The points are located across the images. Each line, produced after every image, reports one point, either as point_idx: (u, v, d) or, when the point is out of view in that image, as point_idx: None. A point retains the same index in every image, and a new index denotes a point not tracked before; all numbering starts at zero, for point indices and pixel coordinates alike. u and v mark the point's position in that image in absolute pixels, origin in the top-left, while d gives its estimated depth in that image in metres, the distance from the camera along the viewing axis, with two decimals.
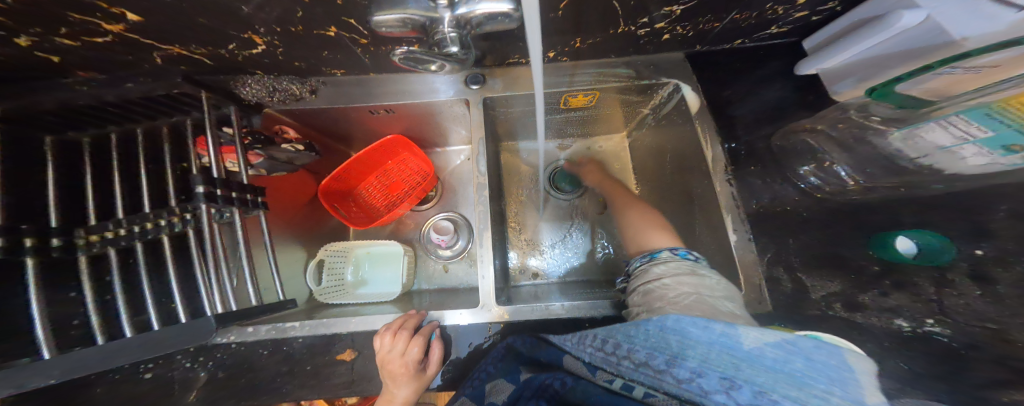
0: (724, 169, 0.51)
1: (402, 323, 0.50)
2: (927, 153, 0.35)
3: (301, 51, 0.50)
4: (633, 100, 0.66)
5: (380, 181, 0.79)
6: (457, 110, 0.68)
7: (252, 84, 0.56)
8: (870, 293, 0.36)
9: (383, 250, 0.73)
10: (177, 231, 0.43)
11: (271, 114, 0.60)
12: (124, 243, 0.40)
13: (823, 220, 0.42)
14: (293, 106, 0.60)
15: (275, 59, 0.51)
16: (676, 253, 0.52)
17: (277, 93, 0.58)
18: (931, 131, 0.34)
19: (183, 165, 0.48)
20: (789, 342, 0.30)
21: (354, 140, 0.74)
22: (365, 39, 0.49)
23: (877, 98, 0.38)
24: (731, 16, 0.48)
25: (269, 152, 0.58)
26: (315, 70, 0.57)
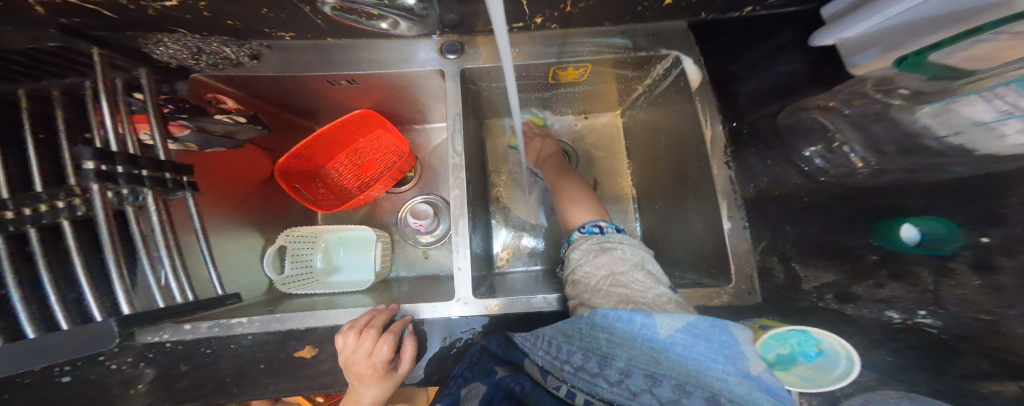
0: (723, 151, 0.50)
1: (370, 319, 0.45)
2: (960, 128, 0.28)
3: (233, 7, 0.42)
4: (629, 76, 0.60)
5: (351, 160, 0.72)
6: (434, 83, 0.60)
7: (169, 44, 0.45)
8: (864, 284, 0.34)
9: (354, 235, 0.67)
10: (83, 214, 0.36)
11: (201, 80, 0.50)
12: (11, 228, 0.32)
13: (824, 207, 0.38)
14: (230, 72, 0.51)
15: (199, 15, 0.42)
16: (585, 232, 0.54)
17: (204, 56, 0.48)
18: (969, 104, 0.27)
19: (86, 135, 0.39)
20: (691, 325, 0.33)
21: (319, 113, 0.66)
22: None
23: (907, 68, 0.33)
24: None
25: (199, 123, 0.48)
26: (256, 31, 0.48)
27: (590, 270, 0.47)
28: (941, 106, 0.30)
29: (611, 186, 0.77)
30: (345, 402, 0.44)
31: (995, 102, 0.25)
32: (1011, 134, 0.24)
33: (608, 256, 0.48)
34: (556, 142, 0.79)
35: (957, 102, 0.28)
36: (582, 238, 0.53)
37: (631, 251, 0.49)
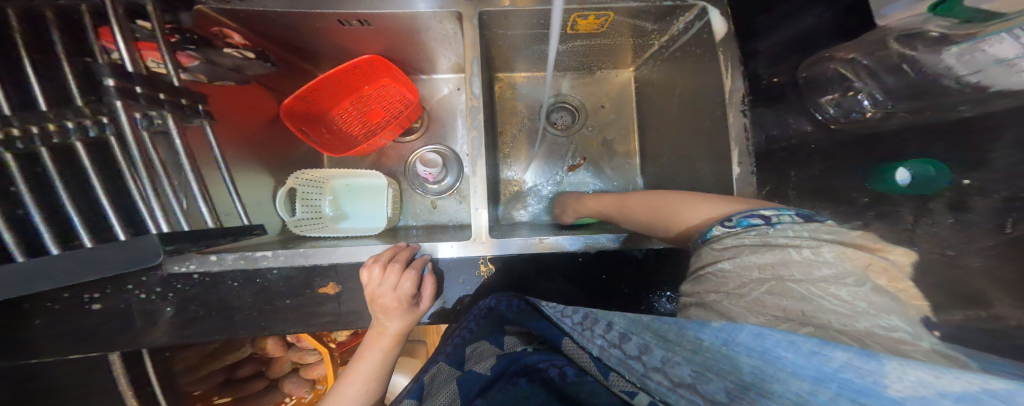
0: (740, 101, 0.48)
1: (393, 255, 0.46)
2: (981, 67, 0.31)
3: None
4: (648, 29, 0.59)
5: (358, 107, 0.69)
6: (446, 27, 0.57)
7: None
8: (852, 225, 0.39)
9: (364, 183, 0.68)
10: (94, 137, 0.34)
11: (204, 13, 0.47)
12: (20, 146, 0.30)
13: (829, 152, 0.43)
14: (237, 7, 0.47)
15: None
16: (733, 224, 0.31)
17: None
18: (995, 43, 0.29)
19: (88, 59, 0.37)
20: (988, 389, 0.13)
21: (323, 57, 0.62)
22: None
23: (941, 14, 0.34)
24: None
25: (207, 55, 0.48)
26: None
27: (732, 269, 0.28)
28: (969, 46, 0.32)
29: (616, 143, 0.78)
30: (367, 336, 0.46)
31: (1019, 39, 0.28)
32: None
33: (780, 254, 0.27)
34: (565, 97, 0.78)
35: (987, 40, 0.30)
36: (731, 233, 0.31)
37: (830, 250, 0.25)
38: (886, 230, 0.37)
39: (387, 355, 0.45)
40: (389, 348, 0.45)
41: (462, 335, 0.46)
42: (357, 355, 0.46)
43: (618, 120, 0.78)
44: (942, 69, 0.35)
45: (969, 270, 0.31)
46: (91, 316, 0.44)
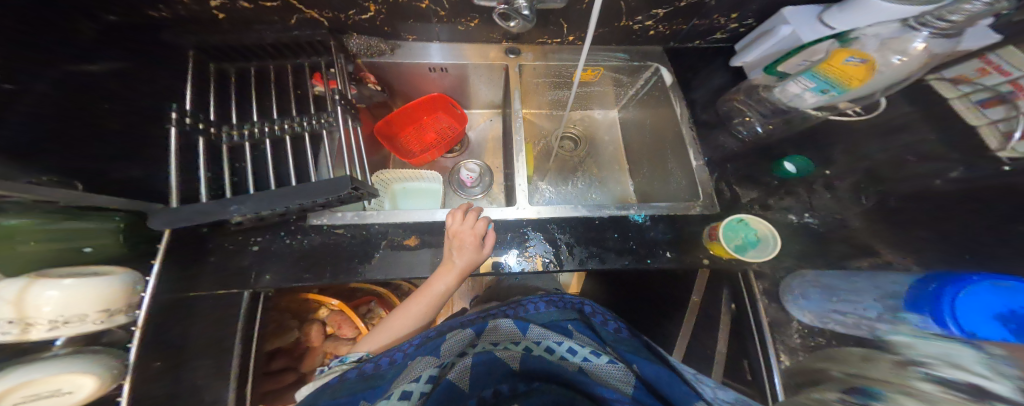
0: (687, 122, 0.72)
1: (467, 210, 0.63)
2: (787, 98, 0.64)
3: (394, 21, 0.70)
4: (625, 81, 0.87)
5: (416, 133, 0.92)
6: (492, 75, 0.85)
7: (357, 40, 0.72)
8: (773, 199, 0.63)
9: (415, 187, 0.87)
10: (296, 131, 0.60)
11: (360, 64, 0.76)
12: (255, 136, 0.58)
13: (747, 156, 0.68)
14: (377, 59, 0.76)
15: (373, 24, 0.70)
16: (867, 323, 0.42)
17: (369, 50, 0.75)
18: (787, 86, 0.63)
19: (297, 91, 0.67)
20: None
21: (399, 95, 0.90)
22: (444, 12, 0.69)
23: (770, 74, 0.68)
24: (693, 21, 0.72)
25: (360, 90, 0.77)
26: (395, 35, 0.75)
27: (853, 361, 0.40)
28: (779, 89, 0.65)
29: (605, 159, 0.98)
30: (440, 272, 0.60)
31: (796, 84, 0.61)
32: (803, 98, 0.62)
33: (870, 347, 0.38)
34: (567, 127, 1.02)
35: (782, 86, 0.64)
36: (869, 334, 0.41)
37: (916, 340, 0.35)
38: (795, 201, 0.62)
39: (451, 285, 0.59)
40: (453, 280, 0.59)
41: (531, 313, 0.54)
42: (427, 285, 0.60)
43: (606, 142, 1.00)
44: (775, 100, 0.67)
45: (859, 230, 0.57)
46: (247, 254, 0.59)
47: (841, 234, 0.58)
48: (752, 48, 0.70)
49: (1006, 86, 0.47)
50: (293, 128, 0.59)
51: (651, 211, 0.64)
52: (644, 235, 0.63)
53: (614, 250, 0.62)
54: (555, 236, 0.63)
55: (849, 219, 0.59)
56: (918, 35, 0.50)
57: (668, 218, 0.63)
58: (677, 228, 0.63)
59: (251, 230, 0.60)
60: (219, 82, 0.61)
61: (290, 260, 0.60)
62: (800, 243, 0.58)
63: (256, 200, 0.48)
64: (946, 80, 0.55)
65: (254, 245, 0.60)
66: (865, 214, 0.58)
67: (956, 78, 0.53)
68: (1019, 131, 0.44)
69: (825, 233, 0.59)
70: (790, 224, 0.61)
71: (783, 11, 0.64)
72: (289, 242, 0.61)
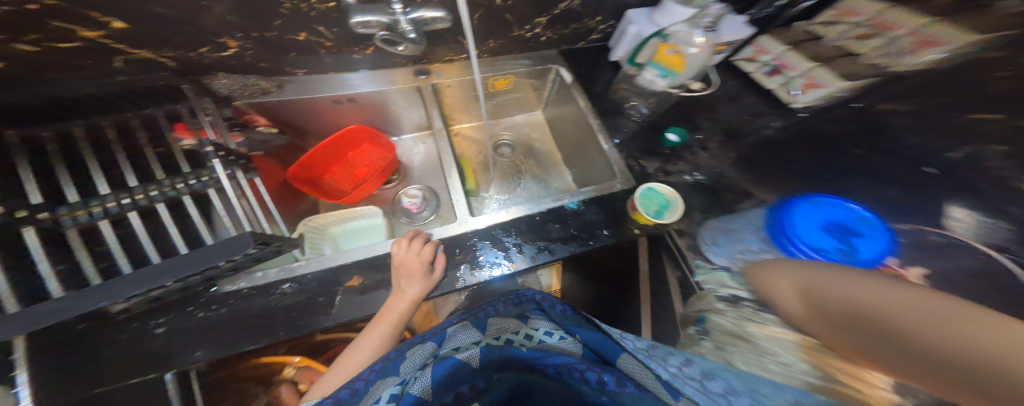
0: (592, 114, 0.81)
1: (413, 236, 0.62)
2: (650, 83, 0.80)
3: (273, 55, 0.66)
4: (537, 85, 0.94)
5: (345, 169, 0.85)
6: (407, 97, 0.83)
7: (225, 79, 0.66)
8: (674, 166, 0.72)
9: (359, 225, 0.75)
10: (170, 197, 0.52)
11: (240, 106, 0.69)
12: (116, 210, 0.48)
13: (646, 133, 0.77)
14: (261, 99, 0.70)
15: (242, 61, 0.64)
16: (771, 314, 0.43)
17: (248, 89, 0.68)
18: (646, 75, 0.79)
19: (156, 149, 0.56)
20: None
21: (309, 133, 0.84)
22: (330, 43, 0.68)
23: (628, 64, 0.83)
24: (573, 25, 0.81)
25: (247, 134, 0.69)
26: (280, 70, 0.70)
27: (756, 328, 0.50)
28: (642, 77, 0.80)
29: (547, 162, 1.01)
30: (390, 303, 0.56)
31: (650, 74, 0.78)
32: (658, 82, 0.78)
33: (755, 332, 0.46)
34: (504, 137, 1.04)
35: (642, 75, 0.80)
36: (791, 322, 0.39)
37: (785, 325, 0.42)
38: (686, 164, 0.72)
39: (403, 314, 0.55)
40: (405, 308, 0.55)
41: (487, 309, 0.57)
42: (377, 318, 0.56)
43: (547, 147, 1.03)
44: (642, 84, 0.82)
45: (735, 178, 0.69)
46: (156, 337, 0.49)
47: (724, 182, 0.70)
48: (616, 47, 0.82)
49: (773, 62, 0.75)
50: (166, 194, 0.52)
51: (582, 196, 0.70)
52: (582, 219, 0.68)
53: (559, 239, 0.66)
54: (504, 241, 0.65)
55: (725, 170, 0.71)
56: (696, 32, 0.70)
57: (597, 200, 0.70)
58: (607, 207, 0.69)
59: (146, 314, 0.50)
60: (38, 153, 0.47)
61: (207, 335, 0.50)
62: (703, 199, 0.68)
63: (155, 275, 0.40)
64: (744, 60, 0.81)
65: (157, 328, 0.50)
66: (733, 165, 0.71)
67: (748, 58, 0.80)
68: (797, 88, 0.70)
69: (713, 185, 0.69)
70: (688, 184, 0.70)
71: (630, 13, 0.77)
72: (202, 314, 0.52)
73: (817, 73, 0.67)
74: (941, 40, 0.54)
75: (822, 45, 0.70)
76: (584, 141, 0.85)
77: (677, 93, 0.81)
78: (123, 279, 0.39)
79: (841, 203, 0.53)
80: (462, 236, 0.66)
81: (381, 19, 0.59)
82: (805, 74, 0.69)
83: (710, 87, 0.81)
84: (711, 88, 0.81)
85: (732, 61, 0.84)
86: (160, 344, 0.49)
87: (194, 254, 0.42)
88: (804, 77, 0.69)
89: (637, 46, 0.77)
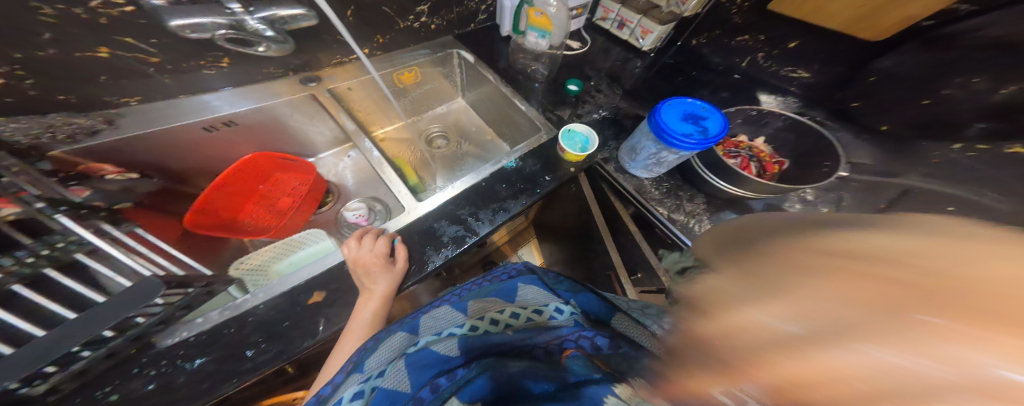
0: (501, 84, 0.88)
1: (364, 234, 0.60)
2: (534, 46, 0.87)
3: (73, 82, 0.53)
4: (444, 73, 0.97)
5: (262, 205, 0.75)
6: (305, 109, 0.77)
7: (16, 123, 0.49)
8: (585, 108, 0.84)
9: (307, 254, 0.61)
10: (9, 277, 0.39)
11: (58, 157, 0.51)
12: None
13: (553, 90, 0.88)
14: (87, 142, 0.54)
15: (21, 96, 0.50)
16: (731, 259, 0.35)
17: (58, 130, 0.52)
18: (526, 41, 0.86)
19: None
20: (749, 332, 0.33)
21: (191, 175, 0.71)
22: (156, 57, 0.57)
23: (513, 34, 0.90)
24: (455, 10, 0.87)
25: (91, 185, 0.52)
26: (100, 102, 0.57)
27: None
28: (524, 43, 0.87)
29: (482, 139, 1.03)
30: (361, 303, 0.54)
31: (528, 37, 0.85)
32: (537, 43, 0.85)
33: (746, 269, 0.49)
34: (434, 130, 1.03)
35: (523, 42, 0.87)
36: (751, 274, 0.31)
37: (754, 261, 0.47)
38: (592, 105, 0.84)
39: (376, 313, 0.53)
40: (377, 306, 0.53)
41: (469, 290, 0.56)
42: (348, 327, 0.52)
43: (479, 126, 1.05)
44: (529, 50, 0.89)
45: (631, 106, 0.84)
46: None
47: (625, 111, 0.83)
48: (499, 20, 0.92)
49: (617, 18, 0.93)
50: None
51: (518, 153, 0.75)
52: (523, 172, 0.73)
53: (510, 195, 0.69)
54: (459, 213, 0.66)
55: (622, 102, 0.85)
56: None
57: (531, 152, 0.76)
58: (542, 156, 0.75)
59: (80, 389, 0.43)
60: None
61: (169, 392, 0.45)
62: (614, 128, 0.80)
63: (79, 333, 0.37)
64: (600, 20, 0.98)
65: (113, 394, 0.44)
66: (626, 96, 0.85)
67: (602, 18, 0.97)
68: (638, 36, 0.91)
69: (617, 115, 0.82)
70: (600, 120, 0.82)
71: None
72: (155, 373, 0.46)
73: (646, 23, 0.87)
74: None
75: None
76: (505, 110, 0.91)
77: (560, 52, 0.91)
78: (45, 349, 0.35)
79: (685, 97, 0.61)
80: (411, 222, 0.64)
81: (218, 20, 0.52)
82: (639, 24, 0.89)
83: (585, 45, 0.95)
84: (586, 46, 0.95)
85: (594, 23, 1.00)
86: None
87: (96, 312, 0.38)
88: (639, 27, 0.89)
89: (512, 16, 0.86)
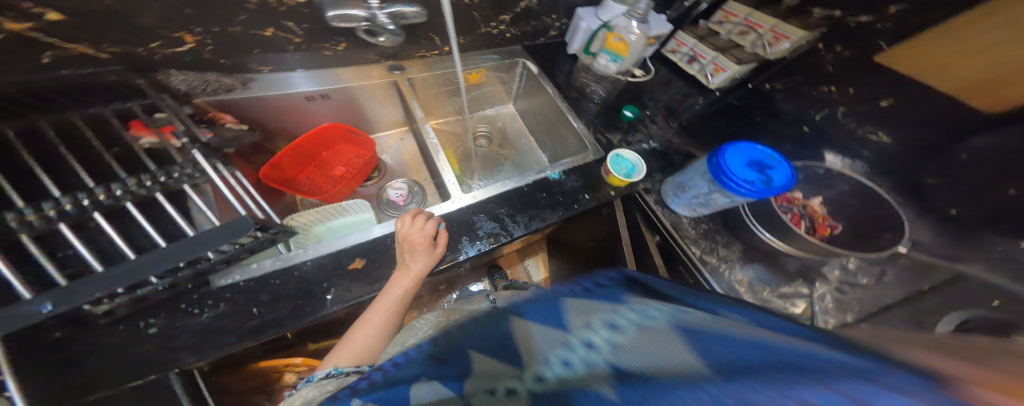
0: (557, 98, 0.92)
1: (416, 214, 0.65)
2: (605, 70, 0.92)
3: (235, 53, 0.66)
4: (505, 78, 1.02)
5: (320, 171, 0.86)
6: (383, 92, 0.85)
7: (185, 76, 0.64)
8: (635, 137, 0.86)
9: (345, 222, 0.71)
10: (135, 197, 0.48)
11: (201, 105, 0.66)
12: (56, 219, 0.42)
13: (606, 112, 0.91)
14: (225, 96, 0.68)
15: (198, 57, 0.63)
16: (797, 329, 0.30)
17: (209, 86, 0.66)
18: (600, 63, 0.91)
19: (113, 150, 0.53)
20: None
21: (275, 134, 0.81)
22: (299, 38, 0.70)
23: (584, 54, 0.95)
24: (532, 23, 0.92)
25: (216, 130, 0.65)
26: (242, 67, 0.70)
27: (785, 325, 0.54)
28: (597, 66, 0.93)
29: (523, 148, 1.08)
30: (395, 278, 0.59)
31: (602, 62, 0.90)
32: (609, 68, 0.91)
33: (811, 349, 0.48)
34: (483, 129, 1.10)
35: (596, 64, 0.92)
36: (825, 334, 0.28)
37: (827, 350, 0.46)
38: (642, 134, 0.86)
39: (407, 290, 0.57)
40: (409, 285, 0.57)
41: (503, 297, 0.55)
42: (380, 295, 0.58)
43: (522, 132, 1.11)
44: (601, 71, 0.94)
45: (680, 143, 0.85)
46: (155, 335, 0.50)
47: (674, 146, 0.84)
48: (570, 39, 0.97)
49: (690, 52, 0.90)
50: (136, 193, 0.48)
51: (562, 167, 0.79)
52: (564, 187, 0.76)
53: (548, 206, 0.73)
54: (498, 212, 0.71)
55: (673, 137, 0.86)
56: (632, 22, 0.82)
57: (575, 169, 0.79)
58: (584, 175, 0.78)
59: (134, 316, 0.50)
60: None
61: (198, 337, 0.51)
62: (660, 161, 0.82)
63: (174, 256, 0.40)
64: (672, 51, 0.96)
65: (153, 327, 0.50)
66: (678, 132, 0.86)
67: (672, 50, 0.95)
68: (710, 73, 0.86)
69: (666, 149, 0.84)
70: (648, 150, 0.84)
71: (578, 11, 0.90)
72: (197, 311, 0.53)
73: (720, 60, 0.82)
74: (789, 34, 0.70)
75: (718, 38, 0.85)
76: (555, 123, 0.95)
77: (625, 78, 0.95)
78: (148, 263, 0.40)
79: (754, 143, 0.61)
80: (457, 212, 0.70)
81: (359, 14, 0.61)
82: (713, 62, 0.84)
83: (649, 74, 0.96)
84: (650, 75, 0.96)
85: (663, 53, 0.98)
86: (148, 354, 0.49)
87: (188, 242, 0.42)
88: (712, 64, 0.85)
89: (589, 38, 0.90)
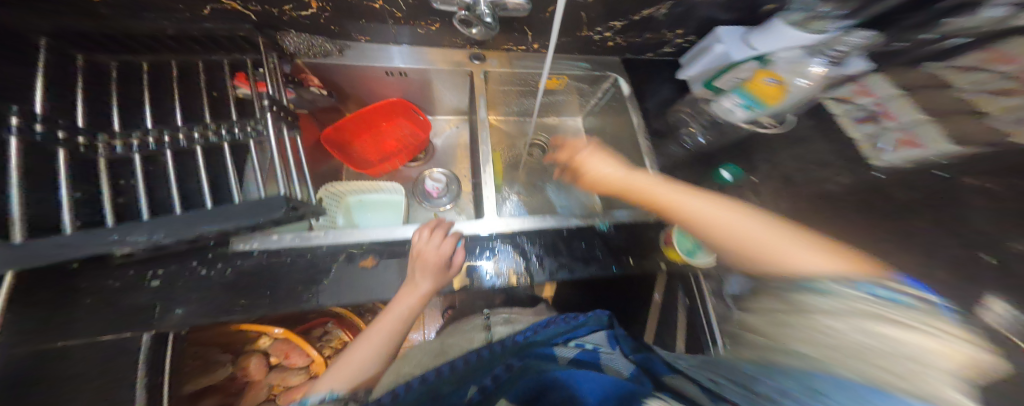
0: (640, 132, 0.77)
1: (436, 224, 0.62)
2: (726, 111, 0.72)
3: (346, 21, 0.68)
4: (585, 90, 0.89)
5: (374, 140, 0.87)
6: (456, 80, 0.83)
7: (295, 38, 0.69)
8: None
9: (375, 199, 0.75)
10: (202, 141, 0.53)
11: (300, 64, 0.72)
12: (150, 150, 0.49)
13: (695, 166, 0.74)
14: (321, 60, 0.73)
15: (315, 21, 0.67)
16: None
17: (313, 49, 0.72)
18: (726, 101, 0.71)
19: (213, 94, 0.60)
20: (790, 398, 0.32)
21: (351, 98, 0.86)
22: (401, 13, 0.67)
23: (709, 87, 0.77)
24: (646, 35, 0.76)
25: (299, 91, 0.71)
26: (345, 34, 0.72)
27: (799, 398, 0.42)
28: (716, 105, 0.74)
29: None
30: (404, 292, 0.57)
31: (730, 100, 0.71)
32: (734, 112, 0.71)
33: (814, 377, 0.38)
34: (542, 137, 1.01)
35: (719, 102, 0.73)
36: None
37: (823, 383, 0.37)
38: None
39: (411, 309, 0.56)
40: (414, 304, 0.55)
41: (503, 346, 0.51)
42: (386, 310, 0.57)
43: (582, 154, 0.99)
44: (717, 112, 0.74)
45: None
46: (165, 282, 0.52)
47: None
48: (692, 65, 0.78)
49: (873, 107, 0.59)
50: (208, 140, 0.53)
51: (616, 218, 0.67)
52: (610, 243, 0.65)
53: (582, 258, 0.64)
54: (527, 248, 0.64)
55: None
56: (812, 61, 0.64)
57: (631, 224, 0.67)
58: (639, 235, 0.66)
59: (143, 263, 0.52)
60: (93, 78, 0.49)
61: (203, 295, 0.53)
62: None
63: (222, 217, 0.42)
64: (835, 100, 0.65)
65: (155, 280, 0.51)
66: None
67: (841, 97, 0.65)
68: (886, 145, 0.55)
69: None
70: None
71: (718, 30, 0.75)
72: (205, 272, 0.54)
73: (922, 131, 0.52)
74: None
75: (946, 93, 0.53)
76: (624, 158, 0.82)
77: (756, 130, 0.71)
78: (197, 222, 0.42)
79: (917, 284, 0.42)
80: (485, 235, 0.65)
81: None
82: (906, 131, 0.54)
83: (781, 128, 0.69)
84: (781, 128, 0.69)
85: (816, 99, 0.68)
86: (144, 299, 0.50)
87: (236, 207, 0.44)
88: (901, 133, 0.54)
89: (730, 67, 0.73)
